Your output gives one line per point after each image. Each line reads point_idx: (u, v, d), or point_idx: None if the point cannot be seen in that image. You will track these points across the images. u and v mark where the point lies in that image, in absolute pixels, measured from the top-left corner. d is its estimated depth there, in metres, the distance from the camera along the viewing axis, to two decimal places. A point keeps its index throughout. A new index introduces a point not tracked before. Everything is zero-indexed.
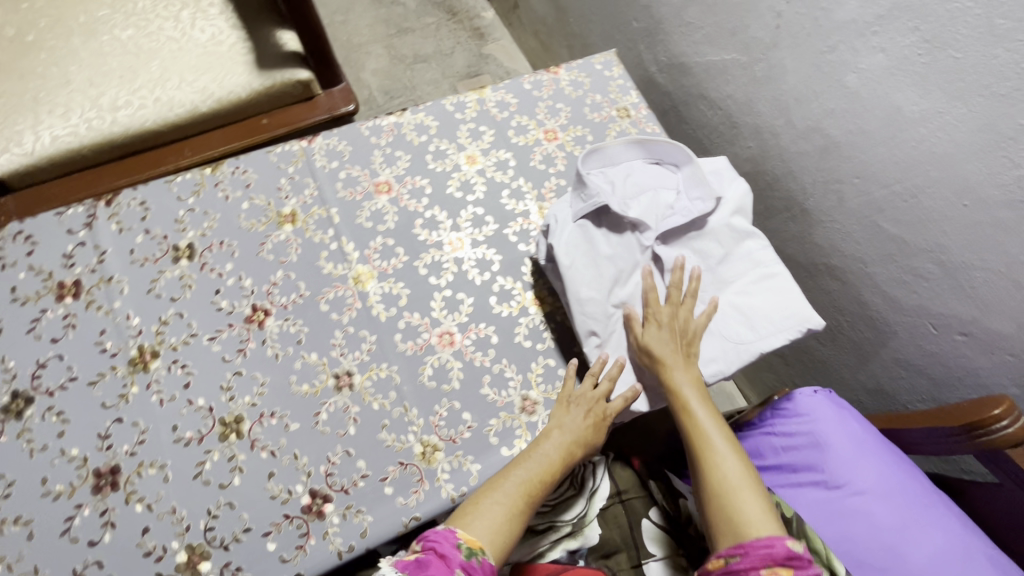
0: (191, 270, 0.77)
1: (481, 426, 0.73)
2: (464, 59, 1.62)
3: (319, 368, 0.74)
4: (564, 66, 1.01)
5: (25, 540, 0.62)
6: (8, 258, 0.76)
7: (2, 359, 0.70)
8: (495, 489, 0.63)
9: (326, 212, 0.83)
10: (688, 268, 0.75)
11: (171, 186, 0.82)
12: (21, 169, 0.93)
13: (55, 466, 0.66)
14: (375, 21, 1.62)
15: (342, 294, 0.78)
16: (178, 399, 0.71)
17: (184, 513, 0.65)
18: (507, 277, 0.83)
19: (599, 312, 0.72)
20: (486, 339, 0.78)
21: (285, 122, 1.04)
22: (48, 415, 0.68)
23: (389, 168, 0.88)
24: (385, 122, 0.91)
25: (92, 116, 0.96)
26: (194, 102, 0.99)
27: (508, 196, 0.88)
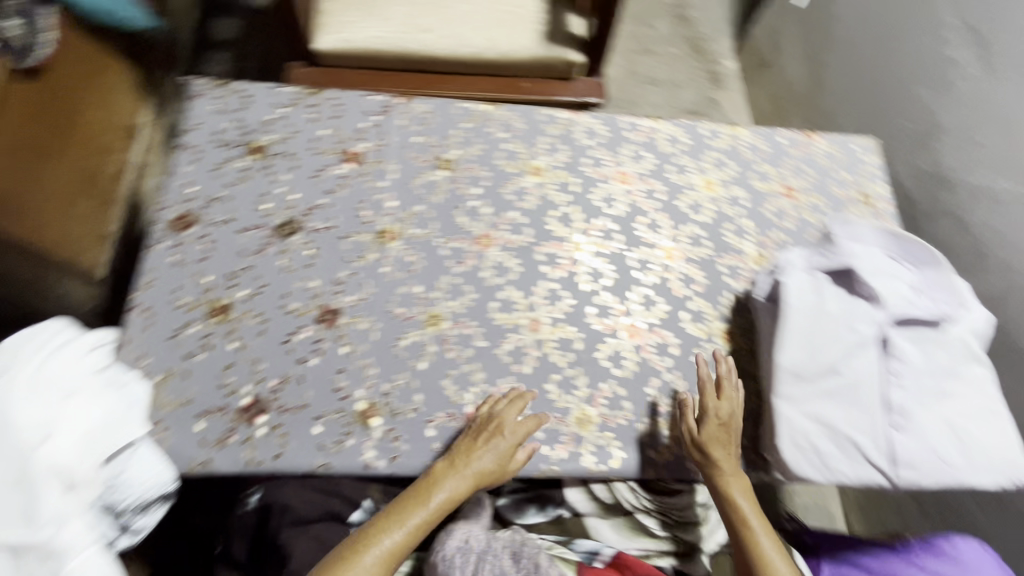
0: (445, 181, 1.05)
1: (633, 417, 0.94)
2: (691, 96, 1.85)
3: (516, 304, 0.98)
4: (826, 136, 1.20)
5: (315, 347, 0.92)
6: (317, 115, 1.07)
7: (292, 190, 1.01)
8: (373, 544, 0.79)
9: (540, 180, 1.08)
10: (893, 351, 0.90)
11: (455, 110, 1.10)
12: (360, 53, 1.26)
13: (298, 288, 0.95)
14: (631, 35, 1.90)
15: (553, 254, 1.02)
16: (395, 273, 0.98)
17: (371, 371, 0.91)
18: (704, 300, 1.03)
19: (806, 359, 0.89)
20: (665, 344, 0.99)
21: (543, 90, 1.36)
22: (305, 244, 0.98)
23: (635, 165, 1.12)
24: (644, 124, 1.16)
25: (394, 36, 1.26)
26: (480, 48, 1.29)
27: (685, 228, 1.08)
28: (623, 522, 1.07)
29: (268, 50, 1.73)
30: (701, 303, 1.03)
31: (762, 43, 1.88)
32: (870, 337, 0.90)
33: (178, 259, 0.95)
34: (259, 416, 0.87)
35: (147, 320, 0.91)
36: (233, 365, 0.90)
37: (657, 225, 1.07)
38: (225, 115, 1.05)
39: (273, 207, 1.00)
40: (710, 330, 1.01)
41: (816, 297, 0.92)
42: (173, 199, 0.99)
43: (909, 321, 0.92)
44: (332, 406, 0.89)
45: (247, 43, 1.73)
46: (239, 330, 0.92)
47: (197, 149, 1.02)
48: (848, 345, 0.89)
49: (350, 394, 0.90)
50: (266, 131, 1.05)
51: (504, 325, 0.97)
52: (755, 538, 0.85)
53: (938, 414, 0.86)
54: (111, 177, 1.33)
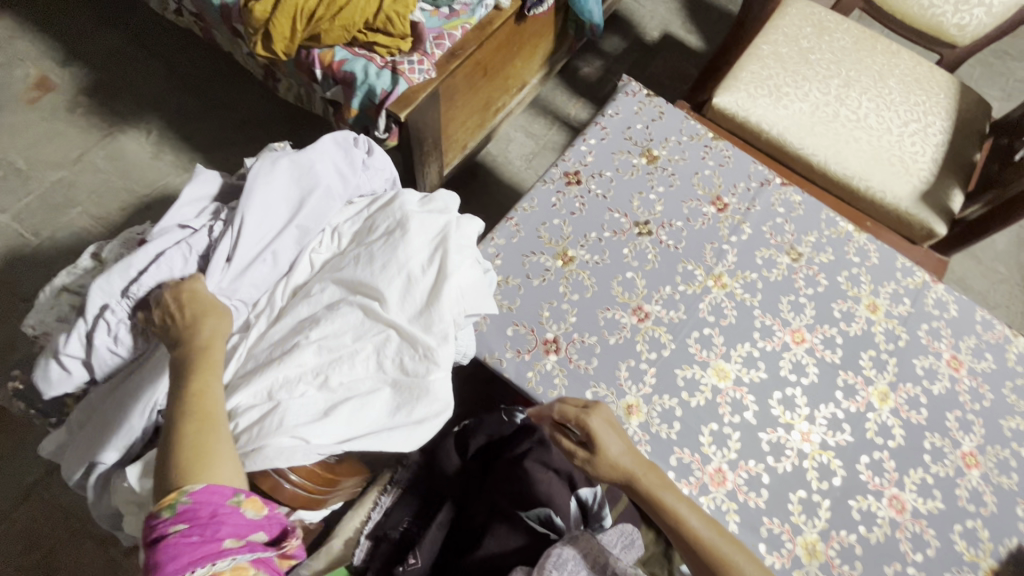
0: (788, 268, 0.91)
1: (791, 536, 0.75)
2: (1004, 305, 1.52)
3: (798, 407, 0.82)
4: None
5: (584, 291, 0.86)
6: (709, 156, 1.00)
7: (588, 155, 0.97)
8: (215, 451, 0.54)
9: (873, 317, 0.89)
10: None
11: (752, 165, 1.00)
12: (731, 111, 1.19)
13: (550, 223, 0.91)
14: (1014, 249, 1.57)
15: (856, 387, 0.84)
16: (633, 265, 0.89)
17: (567, 331, 0.83)
18: (979, 522, 0.78)
19: None
20: (919, 541, 0.76)
21: (886, 235, 1.11)
22: (564, 193, 0.93)
23: (971, 358, 0.88)
24: (1000, 326, 0.91)
25: (785, 127, 1.17)
26: (851, 163, 1.14)
27: (995, 448, 0.82)
28: None
29: (652, 77, 1.67)
30: (977, 526, 0.77)
31: None
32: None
33: (558, 204, 0.92)
34: (508, 305, 0.84)
35: (516, 232, 0.90)
36: (542, 286, 0.86)
37: (969, 426, 0.83)
38: (640, 116, 1.02)
39: (640, 207, 0.93)
40: (976, 559, 0.76)
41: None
42: None
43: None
44: (610, 387, 0.80)
45: (620, 64, 1.68)
46: (565, 279, 0.87)
47: (606, 131, 1.00)
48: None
49: (628, 397, 0.80)
50: (664, 145, 0.99)
51: (781, 424, 0.81)
52: (692, 530, 0.62)
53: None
54: (495, 112, 1.34)
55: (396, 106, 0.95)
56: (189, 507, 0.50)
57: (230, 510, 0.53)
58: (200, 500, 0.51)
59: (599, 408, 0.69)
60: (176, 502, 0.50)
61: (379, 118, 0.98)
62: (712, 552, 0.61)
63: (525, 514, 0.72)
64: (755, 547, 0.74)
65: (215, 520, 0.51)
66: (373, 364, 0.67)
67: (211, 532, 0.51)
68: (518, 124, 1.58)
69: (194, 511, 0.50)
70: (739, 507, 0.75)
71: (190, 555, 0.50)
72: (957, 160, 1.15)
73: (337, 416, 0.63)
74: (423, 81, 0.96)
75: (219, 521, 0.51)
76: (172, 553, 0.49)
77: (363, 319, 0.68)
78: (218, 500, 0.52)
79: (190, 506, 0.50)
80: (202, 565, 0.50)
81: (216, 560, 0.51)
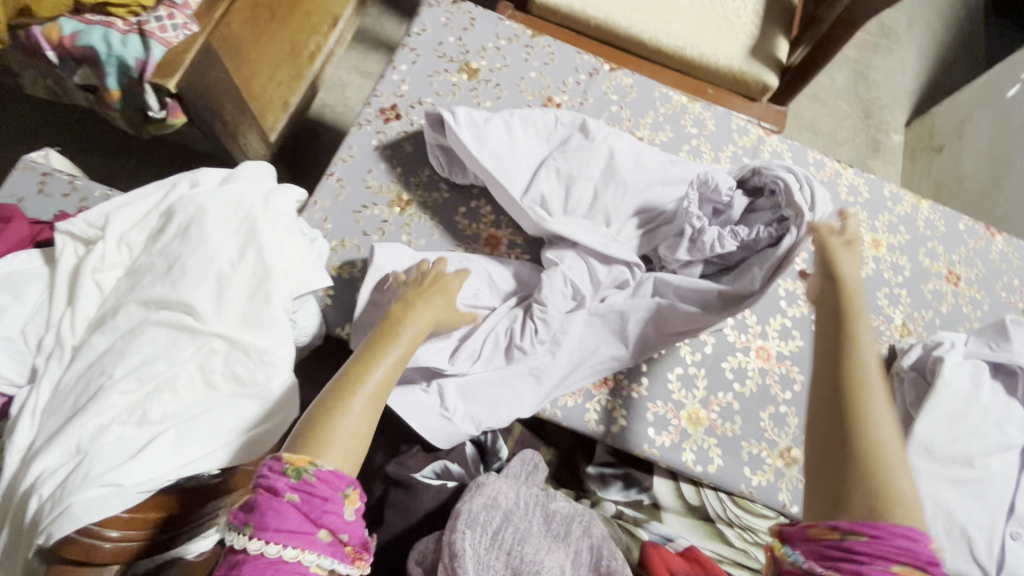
0: None
1: (677, 411, 0.78)
2: (850, 142, 1.61)
3: None
4: (1005, 234, 0.97)
5: (429, 235, 0.80)
6: (532, 57, 0.93)
7: (402, 82, 0.88)
8: (349, 407, 0.50)
9: None
10: (967, 439, 0.71)
11: (576, 58, 0.94)
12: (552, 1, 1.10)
13: (378, 169, 0.83)
14: (850, 86, 1.66)
15: None
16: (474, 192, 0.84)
17: None
18: None
19: (957, 443, 0.71)
20: (791, 380, 0.82)
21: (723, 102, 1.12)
22: (384, 132, 0.85)
23: None
24: (831, 163, 0.95)
25: (609, 8, 1.11)
26: (679, 35, 1.11)
27: None
28: (704, 525, 0.78)
29: None
30: None
31: (941, 122, 1.54)
32: (1018, 444, 0.71)
33: (380, 147, 0.84)
34: (351, 270, 0.77)
35: (340, 189, 0.81)
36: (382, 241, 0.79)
37: (815, 265, 0.88)
38: (451, 28, 0.92)
39: None
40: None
41: (969, 382, 0.74)
42: (390, 89, 0.88)
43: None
44: None
45: None
46: (406, 226, 0.80)
47: (416, 53, 0.90)
48: (988, 440, 0.71)
49: None
50: (482, 55, 0.91)
51: None
52: (855, 384, 0.48)
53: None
54: (308, 57, 1.18)
55: (162, 74, 0.78)
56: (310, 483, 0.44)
57: (337, 505, 0.45)
58: (325, 480, 0.45)
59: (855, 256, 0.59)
60: (306, 467, 0.45)
61: (146, 94, 0.83)
62: (859, 414, 0.46)
63: (420, 473, 0.73)
64: (643, 432, 0.76)
65: (326, 505, 0.44)
66: (201, 384, 0.58)
67: (314, 515, 0.43)
68: (348, 65, 1.43)
69: (317, 486, 0.44)
70: (624, 400, 0.77)
71: (293, 521, 0.43)
72: (777, 9, 1.15)
73: (152, 452, 0.52)
74: (186, 38, 0.80)
75: (329, 509, 0.44)
76: (278, 514, 0.43)
77: (170, 337, 0.58)
78: (336, 487, 0.45)
79: (317, 478, 0.44)
80: (292, 542, 0.42)
81: (307, 549, 0.42)
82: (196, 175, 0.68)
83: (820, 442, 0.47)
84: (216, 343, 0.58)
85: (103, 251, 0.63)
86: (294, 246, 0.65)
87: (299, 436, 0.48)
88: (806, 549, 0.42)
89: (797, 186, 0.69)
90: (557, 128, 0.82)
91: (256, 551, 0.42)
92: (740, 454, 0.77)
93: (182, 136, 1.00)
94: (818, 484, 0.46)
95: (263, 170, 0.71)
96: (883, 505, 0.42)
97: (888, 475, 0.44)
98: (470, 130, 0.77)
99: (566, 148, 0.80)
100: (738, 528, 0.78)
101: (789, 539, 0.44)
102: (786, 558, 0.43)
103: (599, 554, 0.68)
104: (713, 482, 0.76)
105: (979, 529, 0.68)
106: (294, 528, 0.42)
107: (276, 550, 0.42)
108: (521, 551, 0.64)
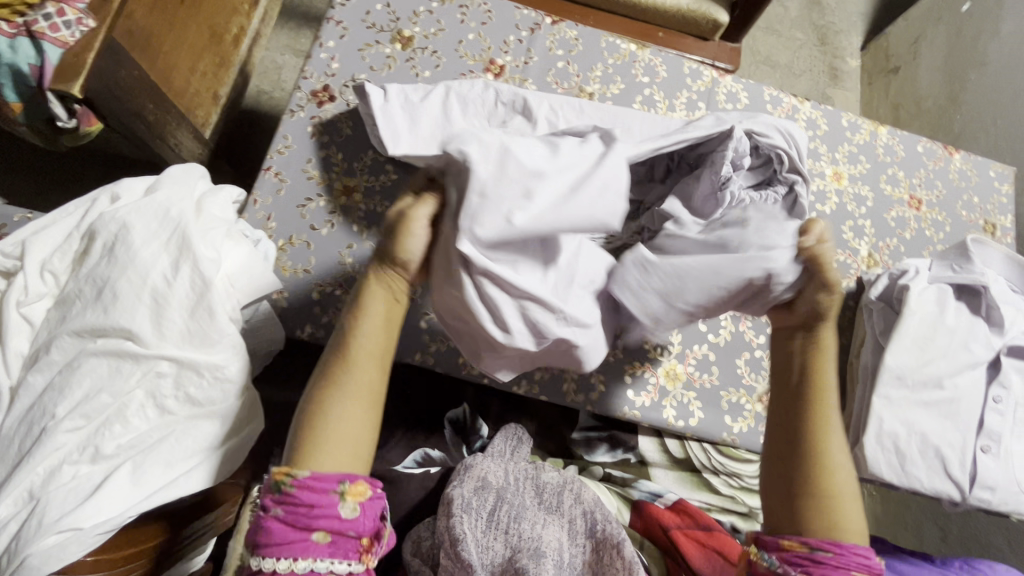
0: None
1: (655, 370, 0.77)
2: (807, 72, 1.58)
3: None
4: (962, 151, 0.97)
5: (381, 221, 0.77)
6: (468, 17, 0.87)
7: (332, 60, 0.82)
8: (327, 408, 0.49)
9: None
10: (936, 364, 0.72)
11: (516, 13, 0.89)
12: None
13: (318, 157, 0.78)
14: (804, 14, 1.62)
15: None
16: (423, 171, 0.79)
17: None
18: None
19: (926, 368, 0.72)
20: (764, 325, 0.82)
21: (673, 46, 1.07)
22: (318, 117, 0.80)
23: None
24: (787, 99, 0.93)
25: None
26: None
27: (805, 215, 0.87)
28: (690, 476, 0.80)
29: None
30: None
31: (896, 43, 1.52)
32: (984, 360, 0.72)
33: (317, 133, 0.79)
34: (303, 268, 0.74)
35: (280, 183, 0.76)
36: (332, 234, 0.75)
37: None
38: None
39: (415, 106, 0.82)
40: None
41: (935, 306, 0.74)
42: (319, 68, 0.82)
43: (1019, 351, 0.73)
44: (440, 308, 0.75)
45: None
46: (356, 214, 0.76)
47: (343, 26, 0.84)
48: (956, 360, 0.72)
49: None
50: (414, 21, 0.85)
51: None
52: (818, 410, 0.52)
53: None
54: (233, 41, 1.06)
55: (65, 78, 0.71)
56: (291, 494, 0.44)
57: (329, 504, 0.44)
58: (306, 487, 0.44)
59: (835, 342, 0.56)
60: (284, 479, 0.45)
61: (51, 104, 0.77)
62: (815, 440, 0.51)
63: (401, 466, 0.74)
64: (622, 395, 0.76)
65: (313, 510, 0.44)
66: (153, 410, 0.55)
67: (301, 523, 0.43)
68: (279, 45, 1.34)
69: (297, 496, 0.44)
70: (601, 367, 0.76)
71: (281, 534, 0.43)
72: None
73: (112, 486, 0.50)
74: (83, 36, 0.73)
75: (316, 513, 0.44)
76: (267, 531, 0.43)
77: (111, 367, 0.54)
78: (321, 491, 0.44)
79: (295, 489, 0.44)
80: (286, 553, 0.43)
81: (304, 555, 0.43)
82: (116, 190, 0.62)
83: (783, 458, 0.51)
84: (162, 366, 0.55)
85: (23, 281, 0.58)
86: (236, 251, 0.61)
87: (291, 445, 0.48)
88: (778, 557, 0.46)
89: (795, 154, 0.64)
90: (502, 94, 0.78)
91: (262, 567, 0.43)
92: (720, 404, 0.78)
93: (104, 144, 0.93)
94: (774, 495, 0.50)
95: (192, 174, 0.66)
96: (835, 526, 0.47)
97: (843, 507, 0.48)
98: (404, 109, 0.75)
99: (508, 127, 0.77)
100: (723, 475, 0.80)
101: (763, 544, 0.48)
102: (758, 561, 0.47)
103: (594, 520, 0.67)
104: (696, 434, 0.77)
105: (952, 447, 0.70)
106: (285, 540, 0.43)
107: (272, 564, 0.42)
108: (518, 527, 0.63)
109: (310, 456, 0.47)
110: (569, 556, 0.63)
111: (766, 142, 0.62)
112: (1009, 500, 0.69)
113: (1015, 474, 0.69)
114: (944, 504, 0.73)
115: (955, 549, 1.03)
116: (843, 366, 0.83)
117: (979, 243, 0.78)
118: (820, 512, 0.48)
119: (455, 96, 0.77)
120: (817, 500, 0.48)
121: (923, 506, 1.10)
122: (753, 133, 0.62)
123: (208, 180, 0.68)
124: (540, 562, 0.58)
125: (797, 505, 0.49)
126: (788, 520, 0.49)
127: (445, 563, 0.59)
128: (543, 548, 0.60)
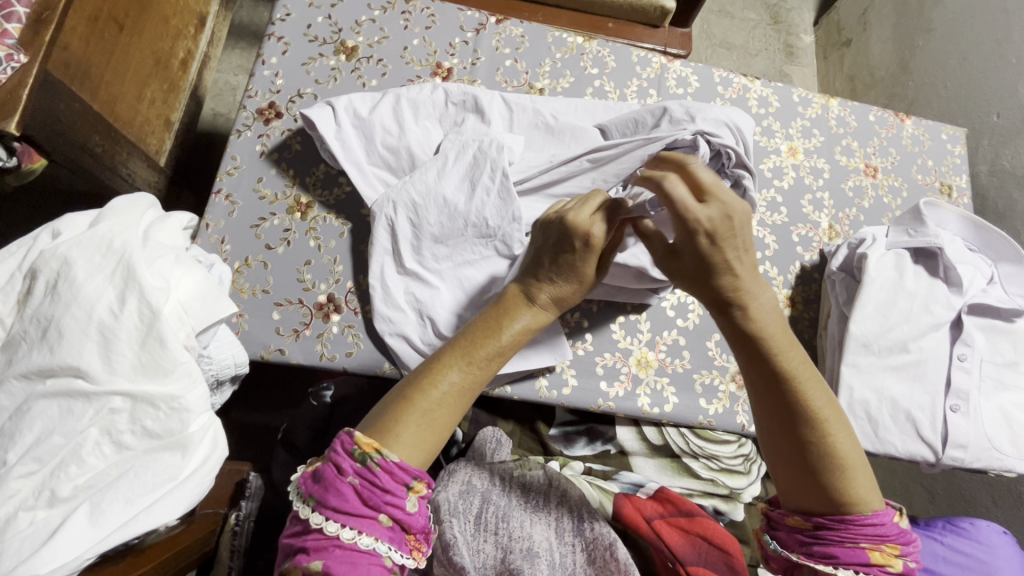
0: None
1: (625, 357, 0.77)
2: (763, 54, 1.60)
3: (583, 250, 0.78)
4: (914, 117, 0.98)
5: (338, 235, 0.76)
6: (411, 23, 0.86)
7: (276, 76, 0.81)
8: (428, 395, 0.50)
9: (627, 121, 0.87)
10: (900, 329, 0.73)
11: (459, 15, 0.88)
12: None
13: (270, 175, 0.77)
14: None
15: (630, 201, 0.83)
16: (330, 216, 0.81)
17: (340, 275, 0.75)
18: (774, 265, 0.84)
19: (891, 334, 0.73)
20: None
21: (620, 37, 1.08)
22: (266, 135, 0.79)
23: None
24: (737, 79, 0.93)
25: None
26: None
27: (764, 193, 0.88)
28: (670, 463, 0.80)
29: None
30: (769, 266, 0.84)
31: (846, 16, 1.54)
32: (946, 321, 0.73)
33: (264, 152, 0.78)
34: (261, 289, 0.73)
35: (232, 206, 0.75)
36: (289, 251, 0.75)
37: None
38: (317, 7, 0.85)
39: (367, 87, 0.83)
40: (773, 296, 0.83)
41: (893, 272, 0.75)
42: (262, 86, 0.81)
43: (979, 309, 0.75)
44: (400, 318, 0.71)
45: None
46: (311, 230, 0.76)
47: (286, 41, 0.83)
48: (919, 323, 0.73)
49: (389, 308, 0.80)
50: (357, 30, 0.85)
51: None
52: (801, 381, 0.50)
53: (995, 403, 0.72)
54: (179, 66, 1.06)
55: None
56: (367, 473, 0.46)
57: (397, 496, 0.46)
58: (388, 471, 0.46)
59: (768, 286, 0.52)
60: (372, 454, 0.46)
61: None
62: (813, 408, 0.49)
63: None
64: (596, 388, 0.76)
65: (388, 496, 0.45)
66: (111, 447, 0.54)
67: (374, 504, 0.45)
68: (231, 66, 1.32)
69: (379, 477, 0.46)
70: (572, 361, 0.76)
71: (354, 504, 0.45)
72: None
73: (68, 530, 0.49)
74: (16, 72, 0.70)
75: (389, 499, 0.45)
76: (340, 494, 0.45)
77: (62, 408, 0.53)
78: (401, 480, 0.46)
79: (379, 470, 0.46)
80: (351, 524, 0.44)
81: (365, 532, 0.44)
82: (57, 225, 0.60)
83: (781, 433, 0.50)
84: (116, 401, 0.54)
85: None
86: (188, 279, 0.60)
87: (374, 422, 0.49)
88: (787, 536, 0.51)
89: (745, 158, 0.71)
90: (449, 104, 0.77)
91: (316, 527, 0.45)
92: (693, 387, 0.78)
93: (54, 181, 0.90)
94: (785, 469, 0.51)
95: (140, 202, 0.64)
96: (851, 491, 0.49)
97: (852, 461, 0.49)
98: (355, 128, 0.75)
99: (461, 129, 0.76)
100: (703, 458, 0.81)
101: (772, 525, 0.53)
102: (767, 543, 0.53)
103: (579, 517, 0.66)
104: (672, 420, 0.77)
105: (922, 409, 0.71)
106: (352, 511, 0.44)
107: (336, 530, 0.44)
108: (507, 527, 0.63)
109: (391, 430, 0.48)
110: (559, 556, 0.62)
111: (719, 142, 0.69)
112: (983, 457, 0.70)
113: (985, 429, 0.70)
114: (922, 467, 0.74)
115: (943, 510, 1.04)
116: (813, 338, 0.83)
117: (933, 206, 0.80)
118: (835, 480, 0.49)
119: (402, 102, 0.76)
120: (836, 471, 0.49)
121: (909, 470, 1.12)
122: (706, 135, 0.69)
123: (156, 207, 0.66)
124: (534, 562, 0.59)
125: (816, 474, 0.49)
126: (811, 495, 0.50)
127: (438, 569, 0.59)
128: (535, 548, 0.60)
